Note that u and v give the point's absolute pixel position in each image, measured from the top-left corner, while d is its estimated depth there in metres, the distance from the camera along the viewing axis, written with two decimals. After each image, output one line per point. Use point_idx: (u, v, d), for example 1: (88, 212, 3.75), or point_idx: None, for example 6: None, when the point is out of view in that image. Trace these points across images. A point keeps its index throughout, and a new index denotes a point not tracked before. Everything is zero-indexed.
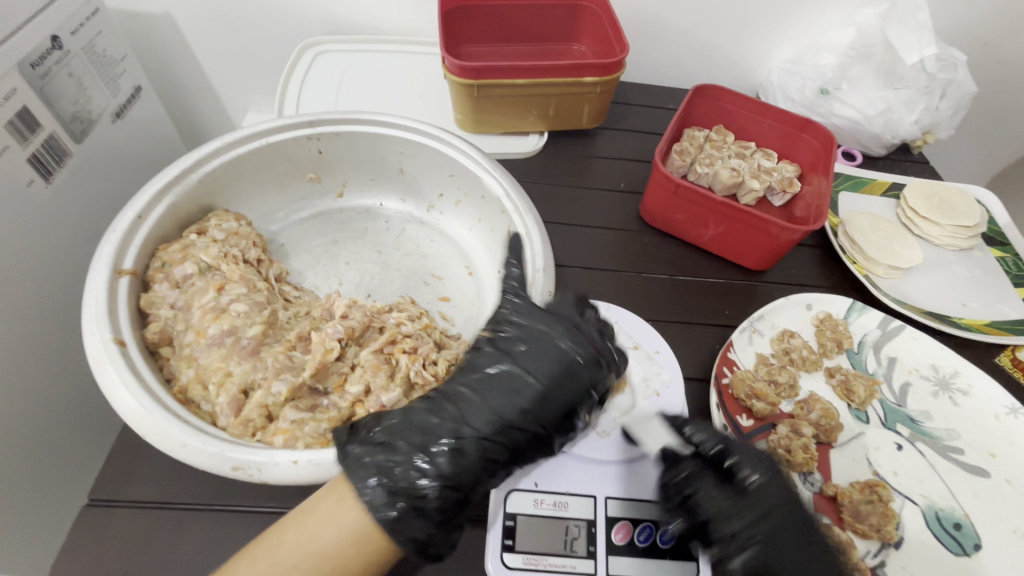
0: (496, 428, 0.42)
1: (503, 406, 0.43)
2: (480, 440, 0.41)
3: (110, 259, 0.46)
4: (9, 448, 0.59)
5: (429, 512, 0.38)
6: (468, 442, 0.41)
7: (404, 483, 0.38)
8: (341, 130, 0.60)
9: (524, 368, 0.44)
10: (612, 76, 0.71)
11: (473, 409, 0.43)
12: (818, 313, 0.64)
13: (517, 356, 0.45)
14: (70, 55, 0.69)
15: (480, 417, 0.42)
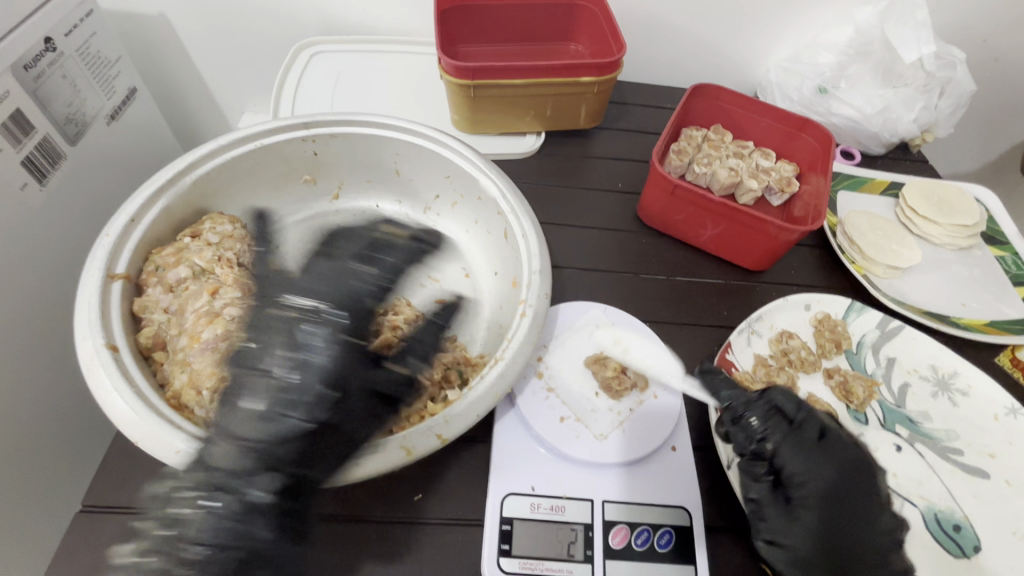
0: (283, 420, 0.37)
1: (279, 400, 0.38)
2: (262, 447, 0.37)
3: (102, 263, 0.46)
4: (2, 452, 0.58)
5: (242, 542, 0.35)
6: (254, 443, 0.37)
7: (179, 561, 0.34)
8: (336, 131, 0.60)
9: (284, 355, 0.40)
10: (609, 75, 0.71)
11: (241, 424, 0.37)
12: (817, 314, 0.64)
13: (272, 354, 0.40)
14: (64, 57, 0.68)
15: (258, 418, 0.37)
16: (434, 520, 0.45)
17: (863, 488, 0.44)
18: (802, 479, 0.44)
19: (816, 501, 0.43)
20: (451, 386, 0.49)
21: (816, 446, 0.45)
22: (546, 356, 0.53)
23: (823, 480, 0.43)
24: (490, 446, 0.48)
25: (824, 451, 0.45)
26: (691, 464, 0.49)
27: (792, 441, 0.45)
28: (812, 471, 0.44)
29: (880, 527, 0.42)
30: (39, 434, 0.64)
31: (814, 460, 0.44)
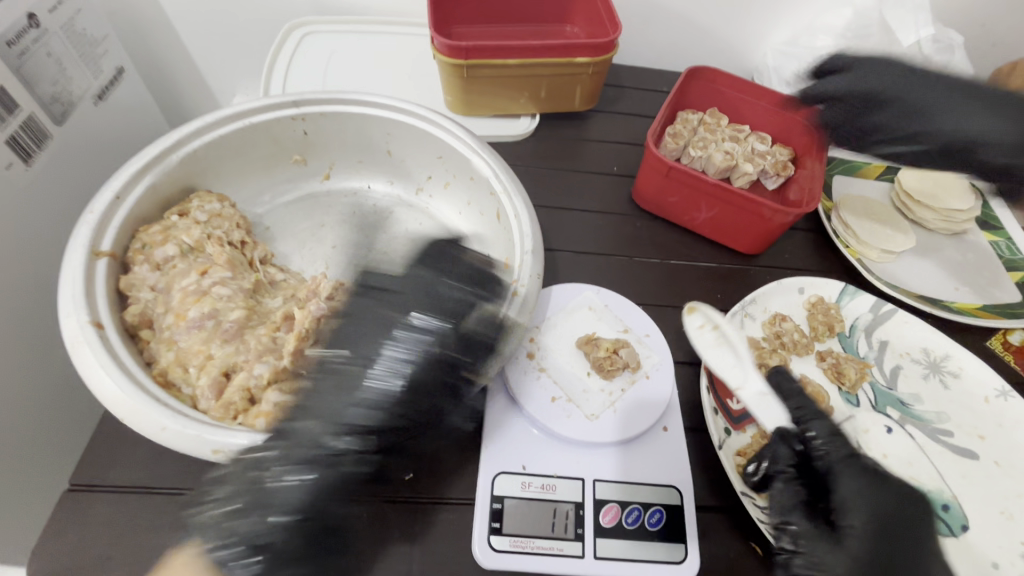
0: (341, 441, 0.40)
1: (345, 410, 0.41)
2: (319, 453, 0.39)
3: (86, 240, 0.45)
4: None
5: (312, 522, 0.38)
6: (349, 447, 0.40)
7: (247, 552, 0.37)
8: (326, 110, 0.59)
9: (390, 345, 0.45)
10: (605, 56, 0.70)
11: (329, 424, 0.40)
12: (810, 297, 0.63)
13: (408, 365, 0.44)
14: (49, 34, 0.67)
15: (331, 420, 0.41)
16: (424, 499, 0.44)
17: (919, 535, 0.41)
18: (852, 507, 0.41)
19: (863, 533, 0.40)
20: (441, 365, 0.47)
21: (879, 481, 0.42)
22: (538, 337, 0.53)
23: (875, 512, 0.41)
24: (482, 427, 0.48)
25: (885, 487, 0.42)
26: (682, 443, 0.49)
27: (850, 468, 0.43)
28: (865, 502, 0.41)
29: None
30: (26, 418, 0.63)
31: (866, 491, 0.42)
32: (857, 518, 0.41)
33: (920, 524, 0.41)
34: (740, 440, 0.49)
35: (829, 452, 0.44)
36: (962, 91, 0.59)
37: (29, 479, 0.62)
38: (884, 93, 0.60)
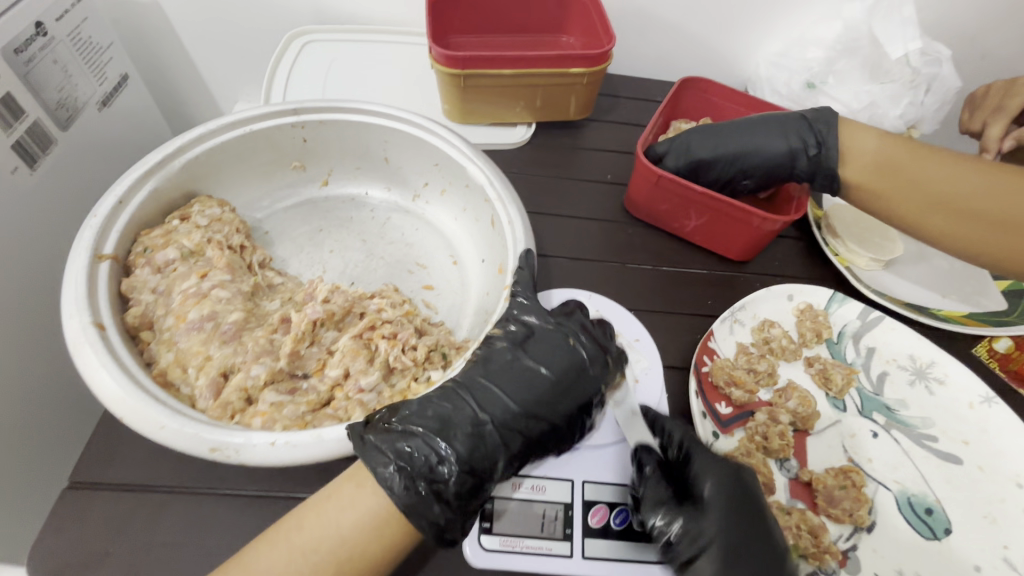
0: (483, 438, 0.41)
1: (503, 410, 0.43)
2: (473, 441, 0.41)
3: (89, 244, 0.46)
4: None
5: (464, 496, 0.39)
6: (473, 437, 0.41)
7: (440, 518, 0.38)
8: (325, 118, 0.60)
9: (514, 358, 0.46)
10: (599, 67, 0.72)
11: (486, 403, 0.43)
12: (799, 304, 0.65)
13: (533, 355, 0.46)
14: (55, 42, 0.68)
15: (507, 401, 0.43)
16: None
17: (770, 532, 0.42)
18: (701, 485, 0.44)
19: (715, 511, 0.43)
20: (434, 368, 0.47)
21: (733, 482, 0.44)
22: None
23: (720, 491, 0.44)
24: None
25: (734, 490, 0.44)
26: None
27: (703, 472, 0.45)
28: (714, 479, 0.44)
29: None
30: (27, 419, 0.64)
31: (716, 473, 0.45)
32: (706, 495, 0.44)
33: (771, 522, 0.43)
34: (727, 443, 0.54)
35: (684, 458, 0.46)
36: (769, 127, 0.64)
37: (28, 480, 0.63)
38: (704, 155, 0.66)
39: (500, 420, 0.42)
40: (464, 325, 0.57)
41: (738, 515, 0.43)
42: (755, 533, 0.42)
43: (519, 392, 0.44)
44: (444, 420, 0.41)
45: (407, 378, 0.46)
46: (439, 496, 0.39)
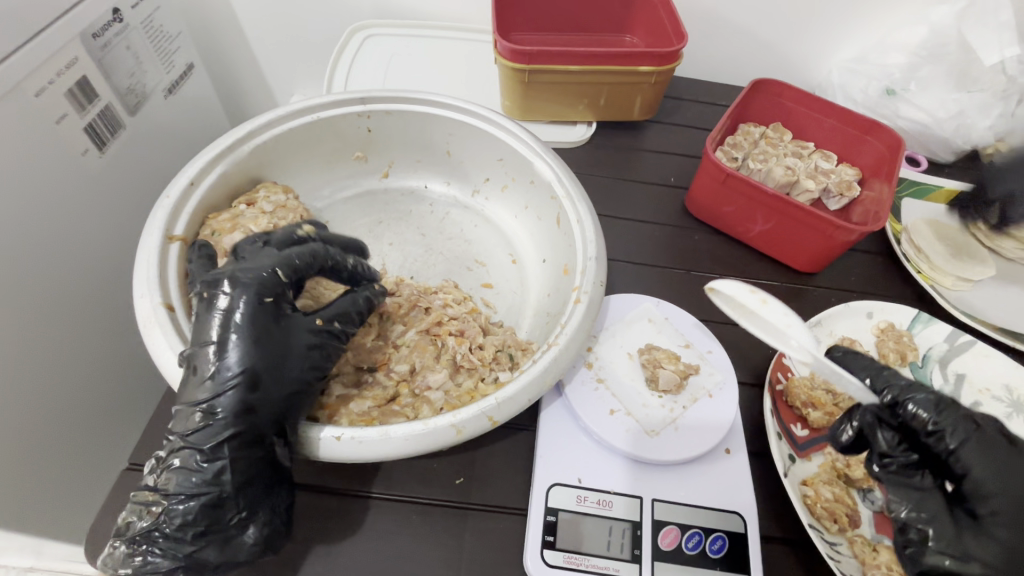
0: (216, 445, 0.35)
1: (201, 407, 0.35)
2: (194, 456, 0.34)
3: (161, 224, 0.46)
4: (48, 408, 0.59)
5: (200, 523, 0.34)
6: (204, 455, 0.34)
7: (235, 532, 0.36)
8: (392, 109, 0.59)
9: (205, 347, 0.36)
10: (668, 66, 0.69)
11: (184, 419, 0.35)
12: (880, 323, 0.60)
13: (199, 336, 0.37)
14: (129, 29, 0.70)
15: (208, 387, 0.35)
16: (475, 505, 0.44)
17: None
18: (985, 489, 0.39)
19: (1011, 527, 0.37)
20: (502, 368, 0.44)
21: (1003, 450, 0.39)
22: (595, 346, 0.51)
23: (1020, 502, 0.38)
24: (536, 434, 0.46)
25: (1009, 454, 0.40)
26: (747, 467, 0.46)
27: (985, 444, 0.40)
28: (1004, 484, 0.38)
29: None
30: (83, 398, 0.65)
31: (1007, 483, 0.38)
32: (986, 503, 0.38)
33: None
34: (806, 468, 0.47)
35: (944, 446, 0.40)
36: None
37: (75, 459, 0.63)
38: None
39: (226, 406, 0.35)
40: (525, 325, 0.55)
41: None
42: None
43: (199, 386, 0.35)
44: (174, 456, 0.35)
45: (473, 378, 0.43)
46: (218, 523, 0.35)
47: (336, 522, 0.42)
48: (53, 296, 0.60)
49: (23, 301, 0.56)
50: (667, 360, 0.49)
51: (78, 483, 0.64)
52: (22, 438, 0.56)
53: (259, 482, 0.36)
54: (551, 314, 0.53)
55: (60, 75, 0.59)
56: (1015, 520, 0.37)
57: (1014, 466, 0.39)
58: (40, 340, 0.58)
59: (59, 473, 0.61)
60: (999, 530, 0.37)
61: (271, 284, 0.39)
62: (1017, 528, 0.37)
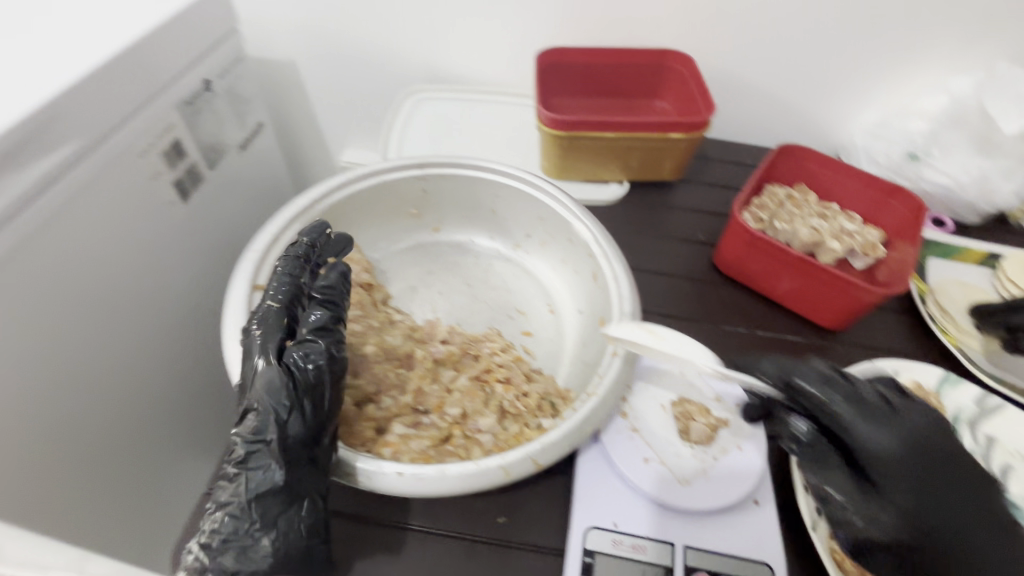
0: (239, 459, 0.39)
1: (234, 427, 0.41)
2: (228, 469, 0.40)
3: (248, 275, 0.52)
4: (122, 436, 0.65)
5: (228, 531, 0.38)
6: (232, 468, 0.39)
7: (252, 542, 0.38)
8: (446, 172, 0.66)
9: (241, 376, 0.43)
10: (698, 133, 0.74)
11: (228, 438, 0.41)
12: (907, 382, 0.62)
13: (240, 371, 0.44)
14: (215, 96, 0.80)
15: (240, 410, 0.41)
16: (516, 543, 0.47)
17: (950, 455, 0.44)
18: (876, 454, 0.43)
19: (901, 486, 0.42)
20: (545, 416, 0.48)
21: (884, 411, 0.44)
22: (630, 397, 0.54)
23: (890, 456, 0.42)
24: (574, 477, 0.50)
25: (908, 428, 0.44)
26: (776, 520, 0.48)
27: (886, 423, 0.44)
28: (888, 449, 0.43)
29: (969, 509, 0.42)
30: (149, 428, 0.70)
31: (889, 443, 0.43)
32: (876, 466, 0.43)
33: (954, 453, 0.44)
34: None
35: (824, 418, 0.45)
36: None
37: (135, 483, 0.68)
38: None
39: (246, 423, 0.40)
40: (563, 373, 0.59)
41: (926, 490, 0.42)
42: (947, 462, 0.43)
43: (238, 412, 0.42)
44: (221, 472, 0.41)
45: (518, 424, 0.47)
46: (238, 532, 0.38)
47: (389, 553, 0.46)
48: (134, 335, 0.67)
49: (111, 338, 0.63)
50: (696, 412, 0.53)
51: (124, 505, 0.69)
52: (90, 464, 0.62)
53: (274, 500, 0.39)
54: (588, 364, 0.57)
55: (159, 139, 0.67)
56: (904, 479, 0.42)
57: (901, 428, 0.43)
58: (116, 374, 0.65)
59: (113, 495, 0.66)
60: (898, 493, 0.42)
61: (269, 317, 0.44)
62: (902, 484, 0.42)
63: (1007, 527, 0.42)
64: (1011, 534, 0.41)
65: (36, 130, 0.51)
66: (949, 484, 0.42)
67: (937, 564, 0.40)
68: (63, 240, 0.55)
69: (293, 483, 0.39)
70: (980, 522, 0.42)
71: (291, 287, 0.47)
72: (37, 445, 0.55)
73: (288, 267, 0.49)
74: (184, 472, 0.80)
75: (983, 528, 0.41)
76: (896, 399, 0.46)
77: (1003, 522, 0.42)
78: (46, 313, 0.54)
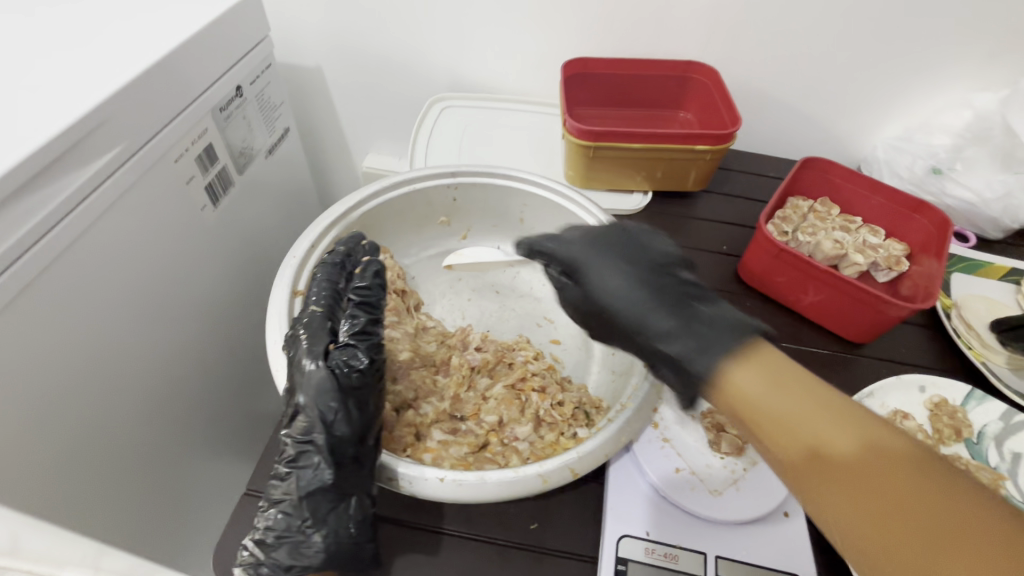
0: (290, 461, 0.42)
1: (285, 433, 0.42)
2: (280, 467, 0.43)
3: (289, 281, 0.53)
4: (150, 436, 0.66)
5: (282, 526, 0.42)
6: (285, 469, 0.42)
7: (305, 538, 0.41)
8: (477, 181, 0.67)
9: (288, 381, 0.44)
10: (723, 145, 0.75)
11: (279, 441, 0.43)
12: (932, 397, 0.62)
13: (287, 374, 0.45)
14: (246, 102, 0.81)
15: (290, 415, 0.43)
16: (549, 549, 0.48)
17: (666, 281, 0.47)
18: (615, 300, 0.47)
19: (655, 324, 0.44)
20: (580, 425, 0.49)
21: (599, 247, 0.49)
22: (661, 408, 0.55)
23: (614, 288, 0.47)
24: (605, 486, 0.50)
25: (654, 260, 0.48)
26: (806, 533, 0.48)
27: (568, 255, 0.51)
28: (603, 285, 0.47)
29: (656, 318, 0.44)
30: (176, 428, 0.71)
31: (609, 265, 0.48)
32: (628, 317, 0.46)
33: (630, 270, 0.47)
34: None
35: (587, 294, 0.50)
36: None
37: (162, 482, 0.69)
38: None
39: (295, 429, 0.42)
40: (592, 381, 0.60)
41: (659, 327, 0.44)
42: (691, 291, 0.46)
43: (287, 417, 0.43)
44: (275, 472, 0.43)
45: (554, 432, 0.48)
46: (292, 528, 0.42)
47: (423, 555, 0.47)
48: (167, 337, 0.68)
49: (143, 338, 0.63)
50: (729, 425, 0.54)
51: (158, 508, 0.69)
52: (133, 465, 0.64)
53: (322, 499, 0.41)
54: (617, 373, 0.58)
55: (194, 144, 0.69)
56: (656, 314, 0.44)
57: (616, 269, 0.48)
58: (154, 378, 0.66)
59: (153, 497, 0.68)
60: (660, 331, 0.43)
61: (314, 321, 0.45)
62: (647, 321, 0.44)
63: (700, 337, 0.41)
64: (698, 334, 0.41)
65: (83, 137, 0.52)
66: (652, 310, 0.45)
67: (682, 362, 0.42)
68: (106, 246, 0.57)
69: (340, 483, 0.41)
70: (660, 326, 0.44)
71: (332, 291, 0.48)
72: (83, 449, 0.56)
73: (326, 274, 0.50)
74: (219, 472, 0.81)
75: (696, 340, 0.41)
76: (604, 231, 0.52)
77: (715, 328, 0.41)
78: (90, 319, 0.55)
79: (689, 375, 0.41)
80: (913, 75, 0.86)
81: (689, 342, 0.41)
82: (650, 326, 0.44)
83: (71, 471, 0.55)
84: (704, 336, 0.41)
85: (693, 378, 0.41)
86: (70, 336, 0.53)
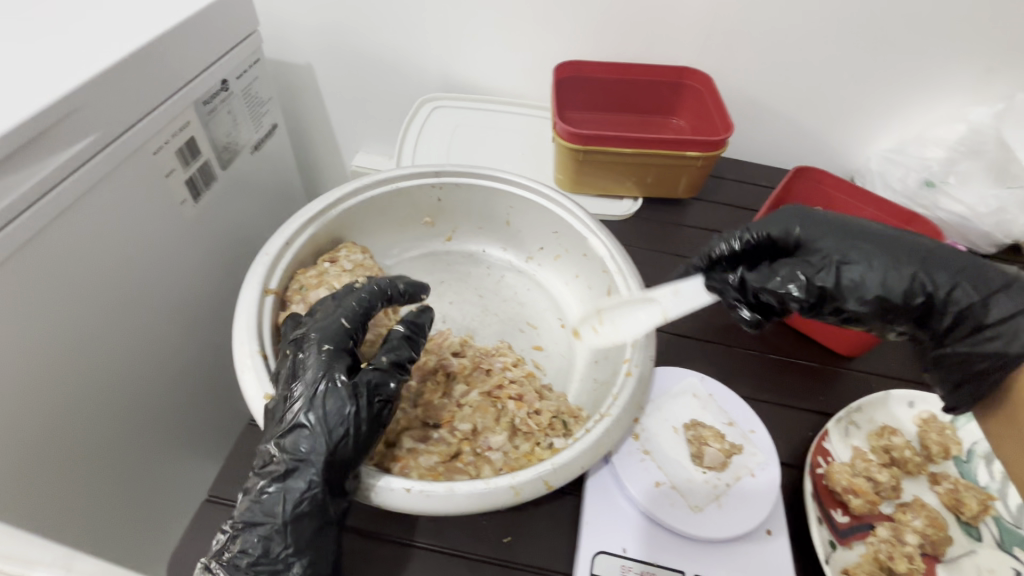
0: (279, 475, 0.40)
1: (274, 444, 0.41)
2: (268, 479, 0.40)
3: (260, 279, 0.52)
4: (110, 438, 0.63)
5: (260, 548, 0.39)
6: (274, 484, 0.40)
7: (284, 566, 0.39)
8: (461, 181, 0.65)
9: (286, 388, 0.43)
10: (715, 152, 0.74)
11: (264, 454, 0.41)
12: (922, 413, 0.60)
13: (283, 381, 0.44)
14: (232, 96, 0.78)
15: (285, 423, 0.41)
16: (520, 564, 0.46)
17: (900, 243, 0.48)
18: (860, 281, 0.47)
19: (949, 283, 0.44)
20: (557, 435, 0.47)
21: (810, 231, 0.52)
22: (643, 417, 0.54)
23: (866, 262, 0.47)
24: (582, 499, 0.48)
25: (863, 226, 0.51)
26: (787, 553, 0.46)
27: (782, 230, 0.53)
28: (860, 265, 0.47)
29: (908, 283, 0.45)
30: (141, 430, 0.69)
31: (841, 250, 0.48)
32: (897, 293, 0.45)
33: (863, 233, 0.49)
34: (846, 556, 0.49)
35: (837, 298, 0.47)
36: None
37: (121, 486, 0.66)
38: None
39: (289, 441, 0.40)
40: (573, 390, 0.58)
41: (961, 277, 0.44)
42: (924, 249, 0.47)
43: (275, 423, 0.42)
44: (247, 489, 0.41)
45: (530, 442, 0.46)
46: (270, 554, 0.39)
47: (387, 568, 0.45)
48: (135, 335, 0.65)
49: (107, 335, 0.61)
50: (715, 438, 0.51)
51: (118, 514, 0.66)
52: (95, 470, 0.61)
53: (308, 520, 0.40)
54: (599, 382, 0.56)
55: (174, 137, 0.66)
56: (929, 273, 0.45)
57: (857, 245, 0.49)
58: (116, 379, 0.63)
59: (112, 502, 0.65)
60: (957, 286, 0.44)
61: (337, 335, 0.46)
62: (933, 286, 0.45)
63: (995, 295, 0.42)
64: (978, 285, 0.43)
65: (54, 124, 0.50)
66: (928, 268, 0.45)
67: (971, 328, 0.42)
68: (74, 240, 0.55)
69: (330, 504, 0.40)
70: (929, 286, 0.44)
71: (365, 312, 0.49)
72: (43, 451, 0.54)
73: (368, 294, 0.51)
74: (190, 475, 0.79)
75: (984, 297, 0.42)
76: (800, 210, 0.54)
77: (994, 280, 0.43)
78: (54, 314, 0.53)
79: (981, 339, 0.41)
80: (908, 87, 0.85)
81: (976, 298, 0.42)
82: (922, 288, 0.45)
83: (31, 473, 0.53)
84: (994, 290, 0.42)
85: (997, 340, 0.41)
86: (31, 333, 0.51)
